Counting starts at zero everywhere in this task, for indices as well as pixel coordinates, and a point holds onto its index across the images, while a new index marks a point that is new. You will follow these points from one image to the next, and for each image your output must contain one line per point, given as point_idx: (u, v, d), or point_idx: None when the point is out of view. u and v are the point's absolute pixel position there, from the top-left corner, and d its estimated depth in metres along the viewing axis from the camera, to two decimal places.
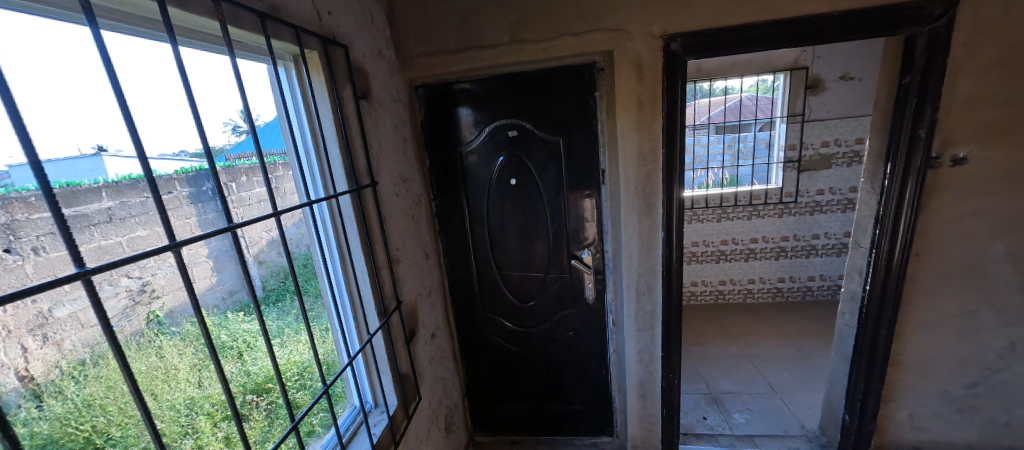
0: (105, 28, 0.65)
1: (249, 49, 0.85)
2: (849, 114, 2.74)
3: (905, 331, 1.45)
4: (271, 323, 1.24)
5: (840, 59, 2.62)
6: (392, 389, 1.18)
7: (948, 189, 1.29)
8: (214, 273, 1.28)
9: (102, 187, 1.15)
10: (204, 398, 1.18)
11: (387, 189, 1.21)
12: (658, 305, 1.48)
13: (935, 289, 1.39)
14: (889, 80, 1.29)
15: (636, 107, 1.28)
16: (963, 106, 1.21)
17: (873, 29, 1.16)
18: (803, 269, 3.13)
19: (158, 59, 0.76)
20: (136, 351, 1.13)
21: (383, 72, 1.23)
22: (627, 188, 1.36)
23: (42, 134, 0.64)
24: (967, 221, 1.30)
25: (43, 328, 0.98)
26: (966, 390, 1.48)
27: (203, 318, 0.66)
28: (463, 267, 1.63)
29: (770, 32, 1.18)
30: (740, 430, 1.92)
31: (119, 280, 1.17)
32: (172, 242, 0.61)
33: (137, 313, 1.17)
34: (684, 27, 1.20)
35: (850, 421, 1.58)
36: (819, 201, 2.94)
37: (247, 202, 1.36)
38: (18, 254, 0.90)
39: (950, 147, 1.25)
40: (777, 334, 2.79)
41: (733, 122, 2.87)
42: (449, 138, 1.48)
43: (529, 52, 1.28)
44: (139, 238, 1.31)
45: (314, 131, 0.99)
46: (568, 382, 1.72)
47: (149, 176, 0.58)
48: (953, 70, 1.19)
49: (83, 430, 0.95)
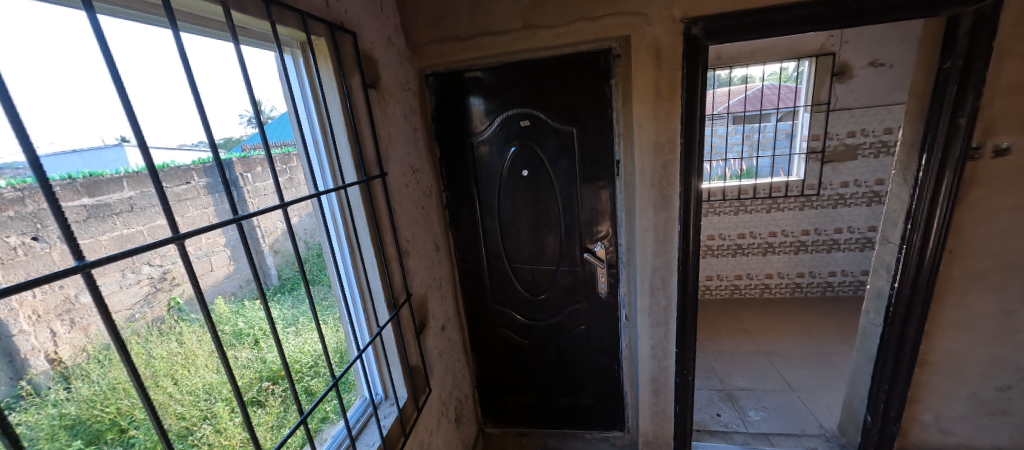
0: (105, 14, 0.60)
1: (254, 36, 0.83)
2: (878, 102, 2.60)
3: (933, 330, 1.38)
4: (283, 311, 1.29)
5: (870, 44, 2.49)
6: (403, 382, 1.19)
7: (987, 183, 1.21)
8: (231, 262, 1.48)
9: (122, 177, 1.25)
10: (220, 385, 1.21)
11: (397, 180, 1.19)
12: (673, 299, 1.44)
13: (968, 288, 1.32)
14: (927, 65, 1.21)
15: (653, 96, 1.23)
16: (1009, 93, 1.13)
17: (914, 9, 1.07)
18: (824, 264, 3.02)
19: (157, 44, 0.72)
20: (158, 336, 1.22)
21: (392, 60, 1.20)
22: (643, 179, 1.32)
23: (66, 132, 0.70)
24: (1005, 217, 1.22)
25: (70, 314, 1.16)
26: (998, 393, 1.41)
27: (211, 316, 0.61)
28: (473, 259, 1.61)
29: (799, 15, 1.11)
30: (754, 428, 1.89)
31: (142, 268, 1.29)
32: (174, 235, 0.56)
33: (159, 300, 1.28)
34: (707, 9, 1.14)
35: (872, 422, 1.53)
36: (843, 194, 2.82)
37: (262, 192, 1.40)
38: (44, 241, 1.09)
39: (992, 136, 1.17)
40: (795, 330, 2.72)
41: (753, 112, 2.79)
42: (460, 129, 1.46)
43: (541, 38, 1.23)
44: (160, 226, 1.42)
45: (322, 120, 0.97)
46: (579, 376, 1.71)
47: (151, 168, 0.55)
48: (999, 53, 1.10)
49: (108, 412, 1.04)
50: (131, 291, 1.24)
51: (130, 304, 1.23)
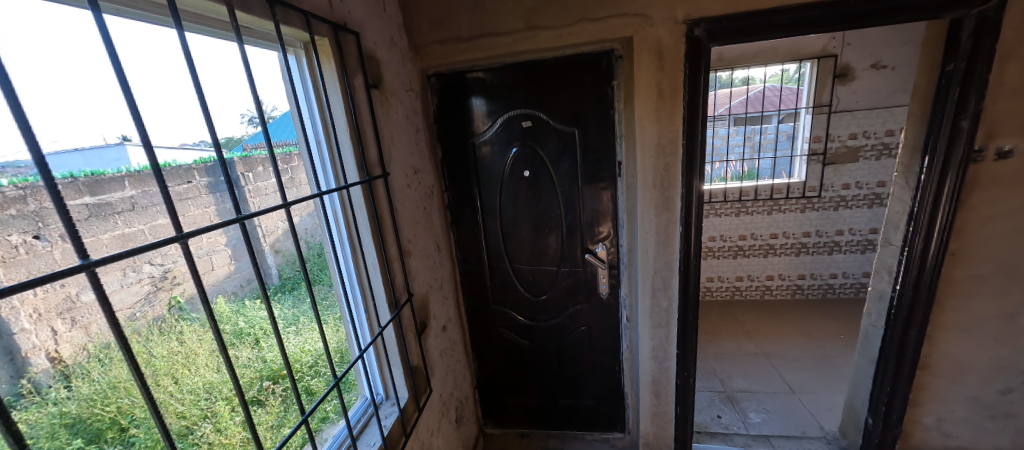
0: (109, 13, 0.60)
1: (258, 36, 0.83)
2: (879, 104, 2.60)
3: (935, 333, 1.38)
4: (284, 311, 1.28)
5: (873, 46, 2.48)
6: (404, 382, 1.18)
7: (989, 185, 1.21)
8: (232, 261, 1.49)
9: (124, 176, 1.24)
10: (221, 384, 1.21)
11: (398, 181, 1.19)
12: (673, 301, 1.44)
13: (970, 290, 1.32)
14: (930, 67, 1.21)
15: (655, 96, 1.23)
16: (1011, 96, 1.12)
17: (917, 12, 1.07)
18: (825, 266, 3.02)
19: (160, 43, 0.72)
20: (159, 335, 1.21)
21: (395, 60, 1.21)
22: (645, 180, 1.32)
23: (68, 131, 0.70)
24: (1008, 219, 1.22)
25: (71, 312, 1.16)
26: (1000, 396, 1.41)
27: (214, 314, 0.61)
28: (474, 260, 1.61)
29: (802, 16, 1.11)
30: (755, 430, 1.88)
31: (142, 267, 1.28)
32: (178, 233, 0.56)
33: (160, 299, 1.29)
34: (709, 10, 1.14)
35: (873, 424, 1.52)
36: (845, 196, 2.82)
37: (263, 192, 1.41)
38: (46, 240, 1.08)
39: (995, 139, 1.17)
40: (796, 332, 2.72)
41: (754, 113, 2.79)
42: (461, 129, 1.46)
43: (544, 39, 1.23)
44: (160, 225, 1.42)
45: (323, 119, 0.98)
46: (580, 376, 1.70)
47: (155, 166, 0.55)
48: (1002, 56, 1.10)
49: (109, 410, 1.05)
50: (132, 290, 1.24)
51: (130, 302, 1.24)
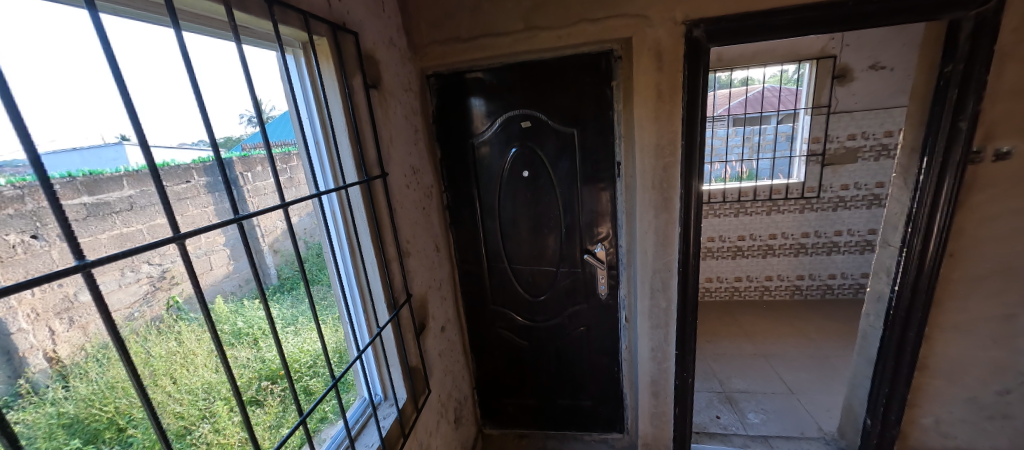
0: (106, 12, 0.60)
1: (256, 36, 0.82)
2: (878, 105, 2.60)
3: (933, 334, 1.38)
4: (284, 311, 1.30)
5: (871, 47, 2.48)
6: (403, 383, 1.18)
7: (987, 187, 1.21)
8: (230, 261, 1.47)
9: (122, 176, 1.25)
10: (219, 384, 1.21)
11: (397, 181, 1.19)
12: (672, 301, 1.44)
13: (968, 292, 1.32)
14: (929, 69, 1.21)
15: (654, 97, 1.23)
16: (1009, 97, 1.13)
17: (916, 13, 1.07)
18: (824, 266, 3.02)
19: (159, 44, 0.72)
20: (157, 335, 1.22)
21: (394, 60, 1.20)
22: (644, 181, 1.31)
23: (67, 131, 0.71)
24: (1006, 221, 1.22)
25: (69, 312, 1.17)
26: (999, 397, 1.41)
27: (210, 314, 0.61)
28: (474, 260, 1.61)
29: (801, 17, 1.11)
30: (754, 431, 1.89)
31: (141, 267, 1.30)
32: (176, 235, 0.56)
33: (157, 298, 1.29)
34: (709, 11, 1.14)
35: (872, 425, 1.53)
36: (843, 197, 2.82)
37: (262, 191, 1.41)
38: (44, 240, 1.10)
39: (993, 140, 1.17)
40: (795, 333, 2.72)
41: (754, 114, 2.79)
42: (461, 130, 1.46)
43: (543, 39, 1.23)
44: (158, 225, 1.42)
45: (322, 120, 0.98)
46: (579, 376, 1.70)
47: (151, 166, 0.54)
48: (1001, 57, 1.10)
49: (107, 411, 1.04)
50: (131, 290, 1.24)
51: (129, 302, 1.24)
